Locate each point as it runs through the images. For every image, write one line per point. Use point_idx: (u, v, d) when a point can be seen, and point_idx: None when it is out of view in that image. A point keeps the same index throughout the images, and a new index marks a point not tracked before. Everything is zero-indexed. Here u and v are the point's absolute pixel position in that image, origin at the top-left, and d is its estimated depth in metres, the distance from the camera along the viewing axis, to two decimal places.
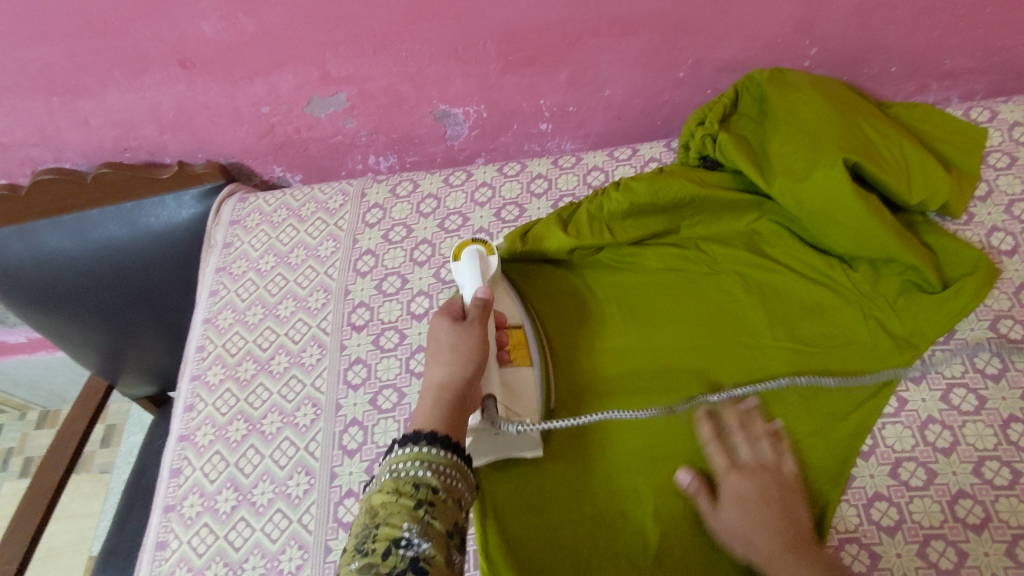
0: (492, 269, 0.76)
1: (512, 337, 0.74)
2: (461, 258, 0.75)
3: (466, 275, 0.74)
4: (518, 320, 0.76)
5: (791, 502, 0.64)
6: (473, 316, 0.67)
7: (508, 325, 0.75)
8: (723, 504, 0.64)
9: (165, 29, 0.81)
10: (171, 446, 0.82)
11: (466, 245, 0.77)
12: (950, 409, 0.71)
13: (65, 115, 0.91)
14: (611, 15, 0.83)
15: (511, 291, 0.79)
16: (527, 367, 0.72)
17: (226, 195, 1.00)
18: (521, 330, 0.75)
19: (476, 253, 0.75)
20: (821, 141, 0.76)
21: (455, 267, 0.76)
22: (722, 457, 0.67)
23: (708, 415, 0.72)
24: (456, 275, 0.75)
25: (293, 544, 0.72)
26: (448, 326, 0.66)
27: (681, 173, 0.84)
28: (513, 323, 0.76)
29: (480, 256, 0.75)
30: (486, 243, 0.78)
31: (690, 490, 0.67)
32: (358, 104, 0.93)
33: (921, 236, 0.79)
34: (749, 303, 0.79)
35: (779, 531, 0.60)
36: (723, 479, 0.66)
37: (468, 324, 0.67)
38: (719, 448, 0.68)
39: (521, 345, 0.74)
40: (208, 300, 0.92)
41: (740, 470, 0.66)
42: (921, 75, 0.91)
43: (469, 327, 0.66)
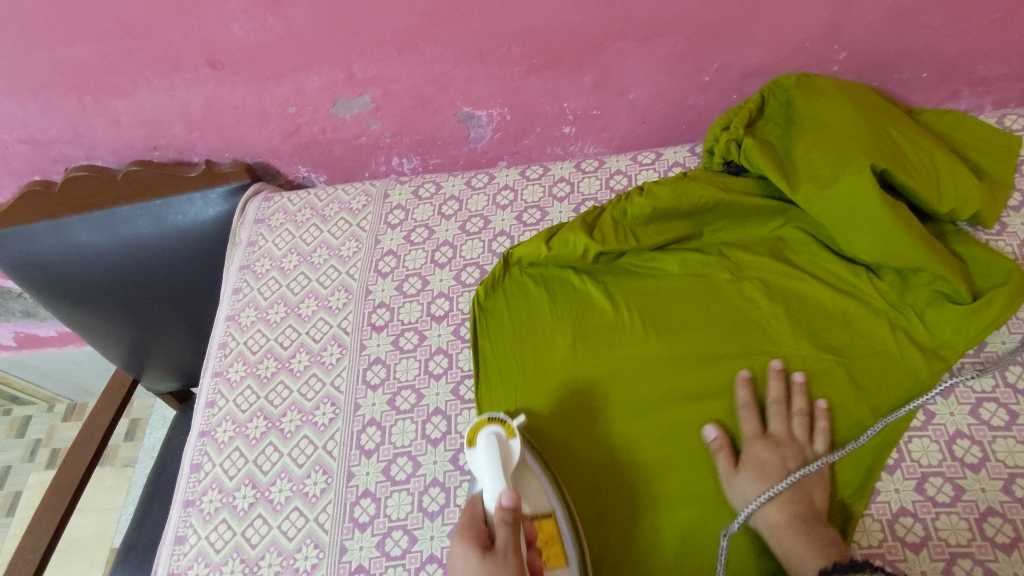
0: (514, 457, 0.68)
1: (543, 532, 0.65)
2: (479, 444, 0.68)
3: (486, 468, 0.65)
4: (550, 510, 0.67)
5: (814, 482, 0.67)
6: (505, 540, 0.57)
7: (536, 518, 0.66)
8: (744, 470, 0.68)
9: (195, 29, 0.82)
10: (192, 441, 0.83)
11: (485, 426, 0.69)
12: (980, 423, 0.69)
13: (98, 113, 0.93)
14: (636, 19, 0.82)
15: (541, 473, 0.70)
16: (562, 573, 0.63)
17: (252, 194, 1.01)
18: (553, 522, 0.66)
19: (494, 439, 0.67)
20: (848, 148, 0.75)
21: (472, 455, 0.68)
22: (752, 425, 0.71)
23: (748, 379, 0.73)
24: (474, 467, 0.67)
25: (309, 543, 0.72)
26: (476, 567, 0.55)
27: (704, 178, 0.83)
28: (541, 513, 0.67)
29: (500, 442, 0.68)
30: (507, 419, 0.71)
31: (711, 446, 0.70)
32: (383, 106, 0.93)
33: (951, 245, 0.77)
34: (772, 311, 0.78)
35: (790, 502, 0.65)
36: (749, 446, 0.70)
37: (502, 555, 0.56)
38: (751, 415, 0.72)
39: (553, 540, 0.65)
40: (232, 297, 0.93)
41: (766, 442, 0.70)
42: (953, 81, 0.89)
43: (503, 556, 0.56)
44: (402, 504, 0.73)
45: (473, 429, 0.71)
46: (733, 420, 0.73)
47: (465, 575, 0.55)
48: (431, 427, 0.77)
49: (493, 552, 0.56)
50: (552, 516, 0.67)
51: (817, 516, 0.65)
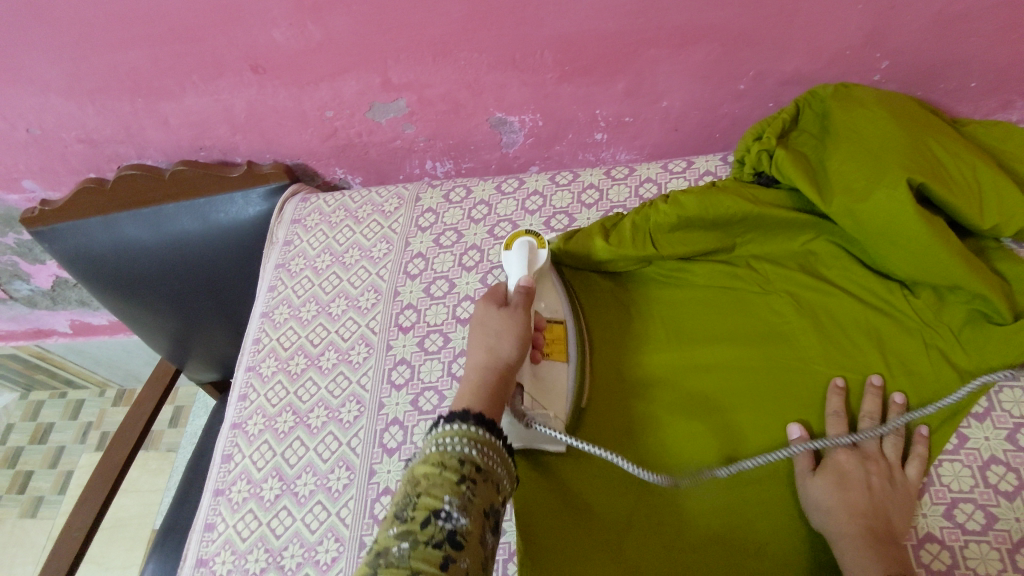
0: (540, 261, 0.78)
1: (551, 331, 0.76)
2: (512, 249, 0.78)
3: (515, 266, 0.77)
4: (562, 318, 0.77)
5: (891, 503, 0.64)
6: (517, 301, 0.70)
7: (549, 320, 0.77)
8: (822, 472, 0.67)
9: (240, 36, 0.86)
10: (225, 432, 0.87)
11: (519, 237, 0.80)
12: (1016, 450, 0.67)
13: (148, 115, 0.98)
14: (670, 26, 0.82)
15: (559, 285, 0.80)
16: (561, 363, 0.74)
17: (290, 195, 1.04)
18: (562, 327, 0.77)
19: (527, 246, 0.78)
20: (884, 160, 0.73)
21: (505, 256, 0.79)
22: (841, 431, 0.69)
23: (843, 388, 0.71)
24: (506, 265, 0.78)
25: (330, 536, 0.74)
26: (493, 314, 0.69)
27: (733, 189, 0.82)
28: (555, 317, 0.77)
29: (530, 249, 0.78)
30: (539, 236, 0.81)
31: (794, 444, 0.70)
32: (417, 110, 0.95)
33: (992, 262, 0.74)
34: (800, 326, 0.77)
35: (866, 520, 0.62)
36: (831, 452, 0.68)
37: (513, 309, 0.69)
38: (841, 422, 0.70)
39: (558, 339, 0.75)
40: (267, 294, 0.96)
41: (852, 450, 0.68)
42: (1004, 91, 0.86)
43: (516, 312, 0.69)
44: None
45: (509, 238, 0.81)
46: (822, 423, 0.72)
47: (486, 321, 0.69)
48: None
49: (507, 306, 0.70)
50: (564, 321, 0.77)
51: (895, 539, 0.62)
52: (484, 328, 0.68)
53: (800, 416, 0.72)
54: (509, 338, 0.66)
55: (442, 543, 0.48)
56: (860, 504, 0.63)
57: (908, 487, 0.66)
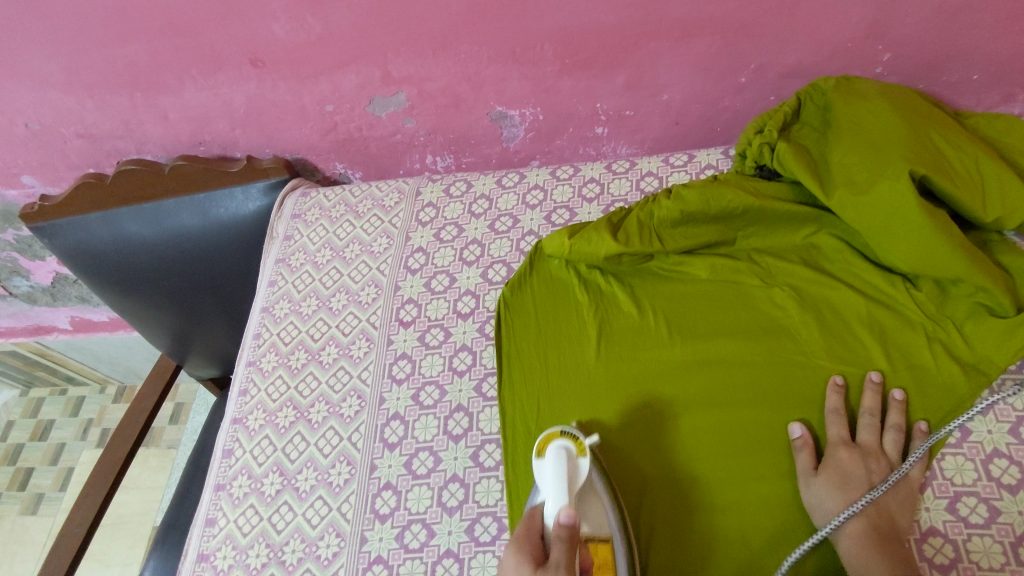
0: (581, 475, 0.64)
1: (600, 557, 0.62)
2: (547, 458, 0.64)
3: (551, 483, 0.62)
4: (608, 534, 0.64)
5: (895, 503, 0.64)
6: (557, 556, 0.53)
7: (593, 539, 0.63)
8: (824, 472, 0.67)
9: (239, 29, 0.85)
10: (225, 427, 0.86)
11: (556, 440, 0.66)
12: (1019, 443, 0.67)
13: (147, 110, 0.97)
14: (671, 18, 0.81)
15: (604, 495, 0.67)
16: None
17: (290, 189, 1.04)
18: (609, 548, 0.63)
19: (563, 453, 0.64)
20: (886, 152, 0.73)
21: (538, 466, 0.65)
22: (841, 430, 0.69)
23: (843, 385, 0.71)
24: (539, 478, 0.63)
25: (332, 531, 0.74)
26: None
27: (735, 182, 0.82)
28: (600, 536, 0.64)
29: (568, 457, 0.64)
30: (578, 435, 0.67)
31: (796, 443, 0.70)
32: (417, 104, 0.95)
33: (995, 256, 0.74)
34: (803, 320, 0.77)
35: (870, 516, 0.63)
36: (833, 451, 0.68)
37: (554, 572, 0.52)
38: (841, 420, 0.70)
39: (607, 566, 0.62)
40: (267, 289, 0.96)
41: (853, 449, 0.68)
42: (1007, 83, 0.85)
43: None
44: (422, 498, 0.74)
45: (544, 439, 0.67)
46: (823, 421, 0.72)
47: None
48: (453, 423, 0.78)
49: (545, 574, 0.52)
50: (610, 540, 0.64)
51: (899, 535, 0.62)
52: None
53: (802, 410, 0.72)
54: None
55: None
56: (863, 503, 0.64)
57: (910, 483, 0.66)
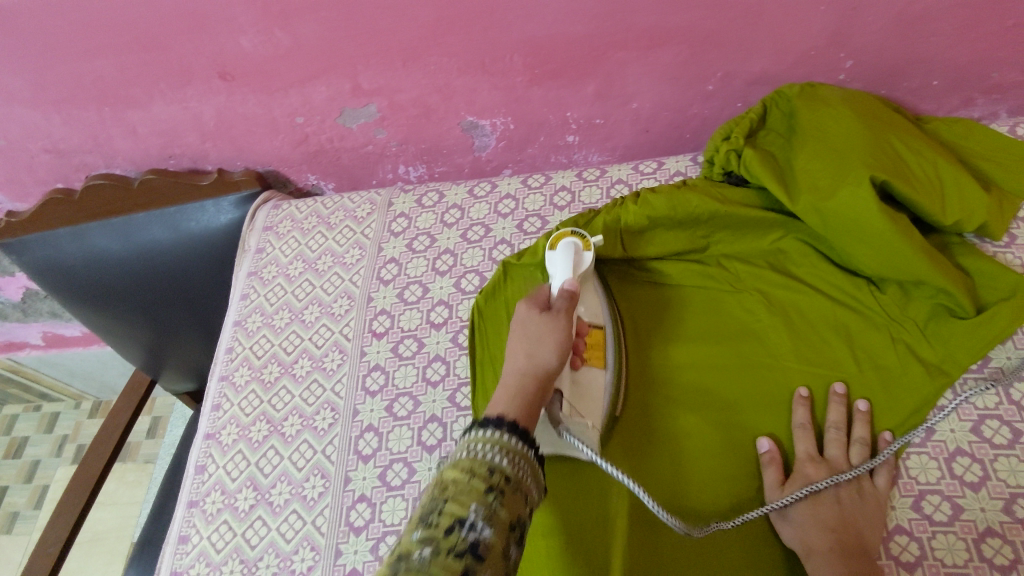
0: (585, 265, 0.74)
1: (591, 336, 0.73)
2: (558, 249, 0.75)
3: (559, 267, 0.73)
4: (601, 322, 0.75)
5: (859, 517, 0.65)
6: (561, 306, 0.66)
7: (590, 323, 0.74)
8: (790, 485, 0.67)
9: (206, 43, 0.85)
10: (198, 443, 0.86)
11: (566, 237, 0.76)
12: (981, 441, 0.68)
13: (115, 124, 0.97)
14: (637, 29, 0.82)
15: (600, 289, 0.77)
16: (599, 371, 0.72)
17: (262, 202, 1.03)
18: (601, 333, 0.74)
19: (572, 246, 0.74)
20: (848, 158, 0.74)
21: (548, 256, 0.75)
22: (808, 445, 0.70)
23: (807, 398, 0.72)
24: (550, 265, 0.74)
25: (306, 545, 0.74)
26: (534, 319, 0.64)
27: (702, 189, 0.83)
28: (595, 322, 0.75)
29: (575, 249, 0.74)
30: (586, 237, 0.77)
31: (763, 459, 0.70)
32: (388, 115, 0.95)
33: (955, 257, 0.76)
34: (770, 323, 0.78)
35: (836, 534, 0.63)
36: (800, 467, 0.68)
37: (556, 315, 0.65)
38: (808, 435, 0.70)
39: (597, 346, 0.73)
40: (240, 302, 0.96)
41: (819, 464, 0.68)
42: (966, 88, 0.87)
43: (558, 319, 0.64)
44: (397, 509, 0.74)
45: (555, 238, 0.78)
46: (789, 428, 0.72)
47: (526, 324, 0.64)
48: (427, 433, 0.78)
49: (549, 311, 0.65)
50: (602, 324, 0.75)
51: (866, 551, 0.62)
52: (517, 342, 0.63)
53: (770, 412, 0.73)
54: (550, 346, 0.62)
55: (463, 554, 0.43)
56: (829, 519, 0.65)
57: (877, 496, 0.66)
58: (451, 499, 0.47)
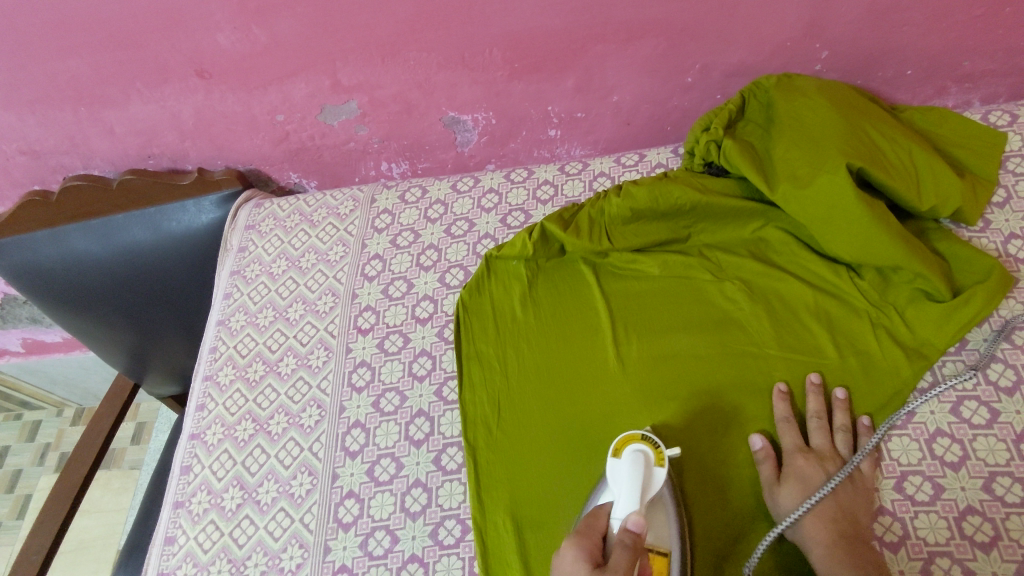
0: (654, 486, 0.65)
1: (654, 571, 0.61)
2: (624, 457, 0.66)
3: (624, 481, 0.64)
4: (666, 549, 0.63)
5: (858, 506, 0.65)
6: (620, 559, 0.53)
7: (653, 551, 0.63)
8: (786, 479, 0.67)
9: (183, 40, 0.84)
10: (183, 443, 0.85)
11: (634, 443, 0.67)
12: (961, 422, 0.69)
13: (92, 124, 0.96)
14: (616, 21, 0.83)
15: (670, 513, 0.66)
16: None
17: (243, 201, 1.03)
18: (665, 562, 0.62)
19: (641, 458, 0.65)
20: (825, 147, 0.75)
21: (611, 465, 0.66)
22: (794, 437, 0.70)
23: (785, 392, 0.73)
24: (611, 475, 0.65)
25: (294, 542, 0.74)
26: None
27: (684, 179, 0.84)
28: (659, 549, 0.63)
29: (645, 463, 0.65)
30: (657, 445, 0.68)
31: (758, 456, 0.70)
32: (369, 112, 0.95)
33: (931, 243, 0.77)
34: (753, 311, 0.79)
35: (835, 525, 0.63)
36: (791, 460, 0.68)
37: (611, 571, 0.52)
38: (791, 428, 0.71)
39: None
40: (223, 302, 0.95)
41: (808, 454, 0.69)
42: (939, 77, 0.89)
43: (614, 572, 0.51)
44: (385, 504, 0.74)
45: (619, 442, 0.68)
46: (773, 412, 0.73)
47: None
48: (414, 428, 0.78)
49: (602, 571, 0.53)
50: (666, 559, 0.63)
51: (862, 538, 0.63)
52: None
53: (755, 398, 0.74)
54: None
55: None
56: (829, 511, 0.64)
57: (864, 483, 0.67)
58: None
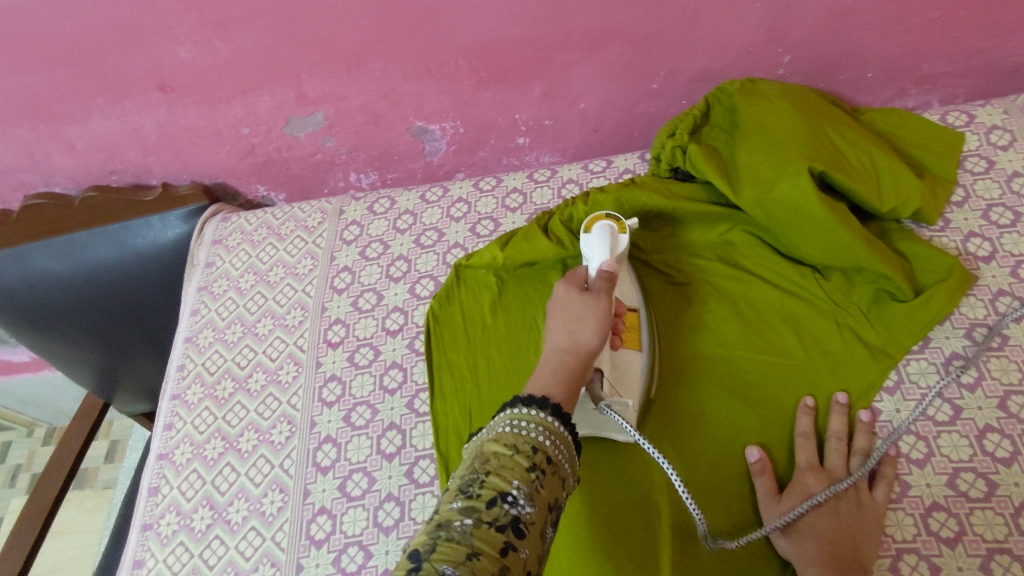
0: (621, 247, 0.71)
1: (629, 320, 0.74)
2: (592, 231, 0.71)
3: (595, 247, 0.69)
4: (636, 304, 0.76)
5: (861, 529, 0.64)
6: (600, 287, 0.64)
7: (625, 305, 0.75)
8: (786, 495, 0.67)
9: (143, 55, 0.83)
10: (150, 464, 0.84)
11: (600, 219, 0.72)
12: (925, 419, 0.70)
13: (53, 140, 0.94)
14: (579, 30, 0.83)
15: (632, 274, 0.79)
16: (635, 354, 0.73)
17: (210, 216, 1.02)
18: (636, 315, 0.75)
19: (608, 230, 0.70)
20: (786, 150, 0.76)
21: (583, 237, 0.72)
22: (809, 454, 0.70)
23: (813, 407, 0.72)
24: (584, 245, 0.71)
25: (266, 561, 0.73)
26: (574, 297, 0.62)
27: (650, 185, 0.85)
28: (629, 304, 0.76)
29: (611, 232, 0.70)
30: (621, 220, 0.74)
31: (754, 468, 0.70)
32: (336, 123, 0.94)
33: (893, 243, 0.78)
34: (721, 314, 0.79)
35: (834, 546, 0.63)
36: (801, 476, 0.68)
37: (596, 295, 0.63)
38: (810, 444, 0.70)
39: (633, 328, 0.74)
40: (190, 318, 0.93)
41: (820, 474, 0.68)
42: (899, 80, 0.90)
43: (598, 297, 0.62)
44: (358, 519, 0.73)
45: (589, 219, 0.74)
46: (743, 415, 0.74)
47: (566, 303, 0.62)
48: (386, 442, 0.78)
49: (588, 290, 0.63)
50: (636, 309, 0.76)
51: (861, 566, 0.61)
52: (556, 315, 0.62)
53: (723, 402, 0.74)
54: (591, 326, 0.60)
55: (506, 525, 0.43)
56: (827, 529, 0.64)
57: (876, 511, 0.66)
58: (494, 471, 0.46)
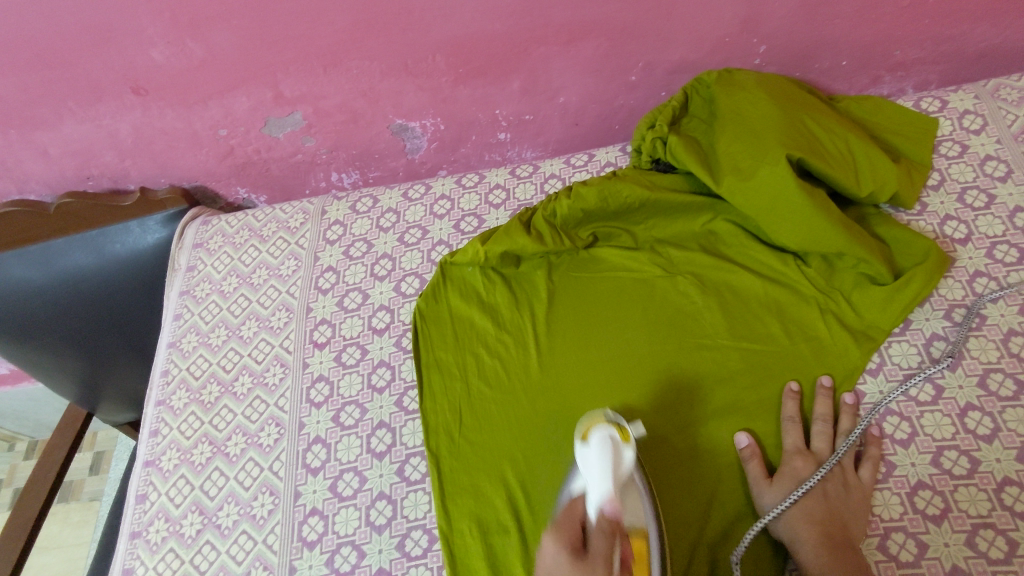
0: (625, 466, 0.63)
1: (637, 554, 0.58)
2: (591, 443, 0.65)
3: (594, 467, 0.62)
4: (644, 528, 0.61)
5: (850, 509, 0.65)
6: (598, 543, 0.53)
7: (631, 534, 0.59)
8: (778, 479, 0.68)
9: (115, 57, 0.82)
10: (137, 471, 0.83)
11: (599, 426, 0.66)
12: (908, 400, 0.71)
13: (25, 147, 0.92)
14: (556, 23, 0.83)
15: (643, 491, 0.64)
16: None
17: (190, 219, 1.01)
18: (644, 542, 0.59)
19: (608, 441, 0.64)
20: (765, 138, 0.77)
21: (580, 451, 0.65)
22: (797, 438, 0.71)
23: (798, 392, 0.73)
24: (581, 463, 0.64)
25: (258, 565, 0.72)
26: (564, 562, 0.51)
27: (632, 177, 0.85)
28: (637, 530, 0.60)
29: (612, 445, 0.64)
30: (622, 425, 0.67)
31: (744, 453, 0.71)
32: (315, 122, 0.93)
33: (872, 228, 0.80)
34: (705, 304, 0.80)
35: (824, 527, 0.64)
36: (790, 458, 0.70)
37: (592, 560, 0.51)
38: (796, 428, 0.71)
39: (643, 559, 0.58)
40: (173, 323, 0.92)
41: (808, 456, 0.70)
42: (873, 67, 0.92)
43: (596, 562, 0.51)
44: (350, 519, 0.73)
45: (584, 427, 0.68)
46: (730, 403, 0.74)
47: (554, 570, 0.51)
48: (376, 440, 0.78)
49: (585, 556, 0.51)
50: (645, 537, 0.60)
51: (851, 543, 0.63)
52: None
53: (709, 391, 0.75)
54: None
55: None
56: (818, 512, 0.66)
57: (863, 490, 0.67)
58: None
